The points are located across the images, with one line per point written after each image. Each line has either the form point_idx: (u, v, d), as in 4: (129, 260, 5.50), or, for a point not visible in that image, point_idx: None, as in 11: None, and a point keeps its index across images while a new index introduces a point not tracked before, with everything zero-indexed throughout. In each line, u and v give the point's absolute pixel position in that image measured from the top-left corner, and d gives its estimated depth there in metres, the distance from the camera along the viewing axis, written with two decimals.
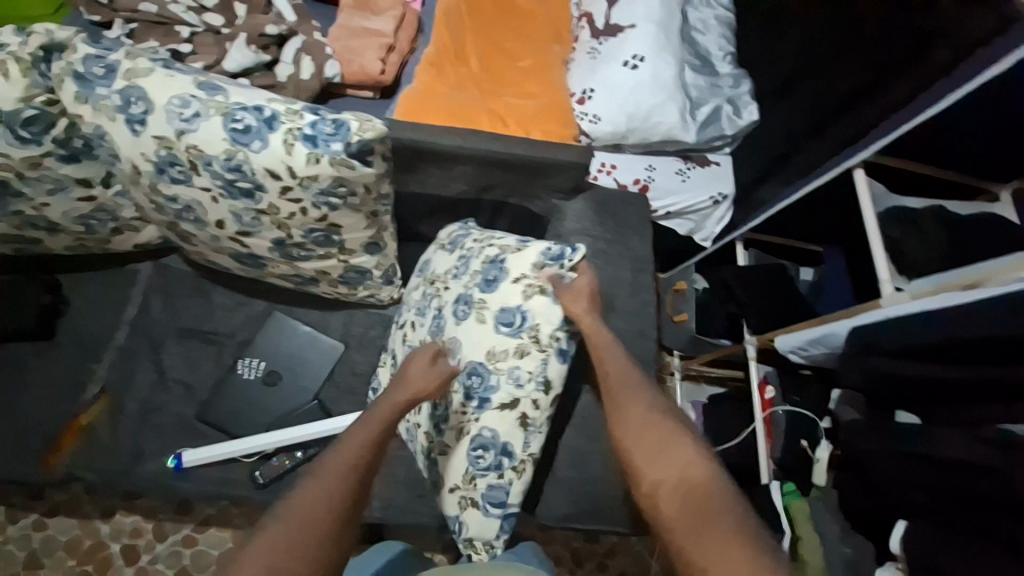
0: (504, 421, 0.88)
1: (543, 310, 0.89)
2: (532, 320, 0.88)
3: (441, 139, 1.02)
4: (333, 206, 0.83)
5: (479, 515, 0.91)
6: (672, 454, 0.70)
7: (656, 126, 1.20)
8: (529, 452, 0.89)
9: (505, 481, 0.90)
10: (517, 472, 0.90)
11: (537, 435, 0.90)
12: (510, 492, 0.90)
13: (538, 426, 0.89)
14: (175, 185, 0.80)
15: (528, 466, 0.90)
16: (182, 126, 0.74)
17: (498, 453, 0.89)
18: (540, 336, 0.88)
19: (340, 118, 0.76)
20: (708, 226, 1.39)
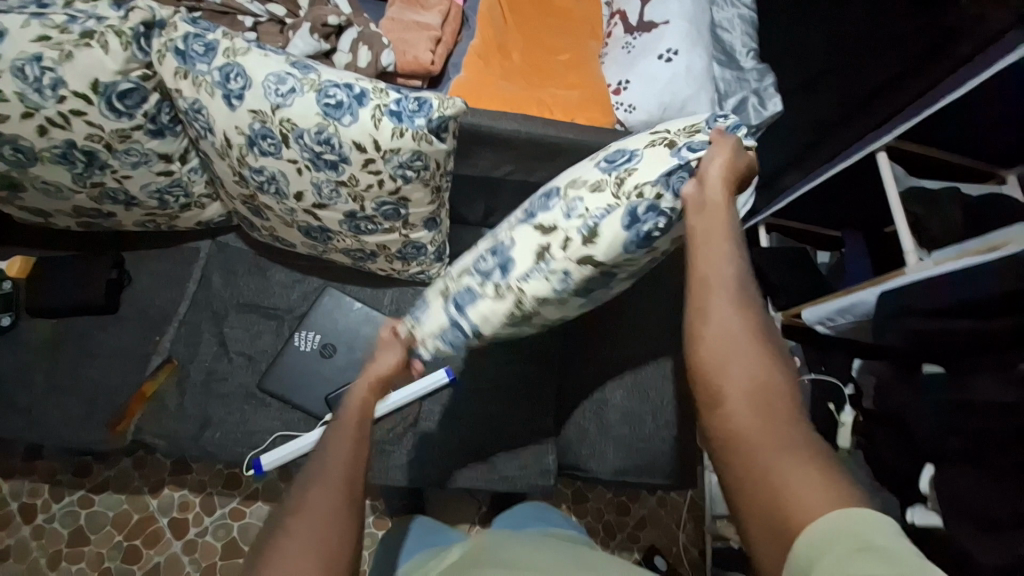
0: (529, 239, 0.83)
1: (653, 161, 0.78)
2: (636, 163, 0.79)
3: (498, 123, 1.10)
4: (408, 179, 0.88)
5: (442, 306, 0.89)
6: (759, 374, 0.59)
7: (690, 114, 1.28)
8: (523, 282, 0.83)
9: (481, 293, 0.86)
10: (495, 294, 0.85)
11: (541, 275, 0.82)
12: (480, 307, 0.86)
13: (549, 267, 0.81)
14: (264, 156, 0.85)
15: (508, 296, 0.84)
16: (278, 101, 0.81)
17: (499, 265, 0.85)
18: (627, 182, 0.78)
19: (422, 96, 0.82)
20: None
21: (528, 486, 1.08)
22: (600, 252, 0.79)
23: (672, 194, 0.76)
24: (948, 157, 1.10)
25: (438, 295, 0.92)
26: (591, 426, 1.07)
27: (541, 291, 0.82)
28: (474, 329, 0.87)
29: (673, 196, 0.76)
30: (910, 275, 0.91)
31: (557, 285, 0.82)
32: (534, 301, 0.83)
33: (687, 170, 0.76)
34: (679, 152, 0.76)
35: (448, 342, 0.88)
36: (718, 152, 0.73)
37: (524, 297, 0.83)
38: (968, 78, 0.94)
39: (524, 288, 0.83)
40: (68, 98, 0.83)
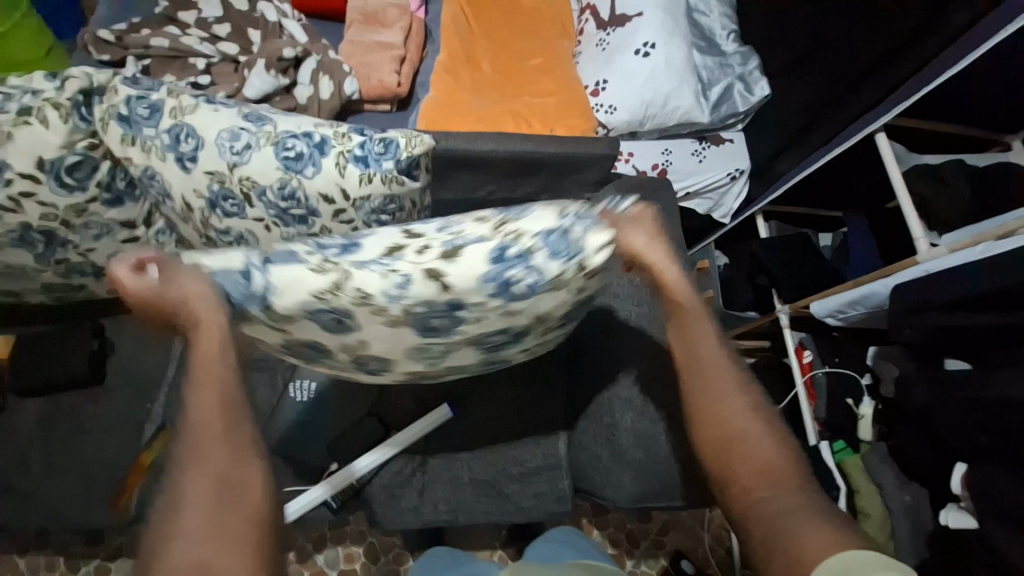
0: (388, 234, 0.65)
1: (543, 213, 0.65)
2: (525, 209, 0.63)
3: (473, 144, 1.05)
4: (383, 223, 0.83)
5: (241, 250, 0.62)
6: (751, 450, 0.64)
7: (673, 109, 1.23)
8: (353, 268, 0.62)
9: (302, 257, 0.62)
10: (316, 266, 0.61)
11: (377, 270, 0.62)
12: (286, 272, 0.61)
13: (392, 265, 0.62)
14: (229, 218, 0.80)
15: (332, 274, 0.61)
16: (234, 159, 0.75)
17: (342, 240, 0.63)
18: (510, 220, 0.63)
19: (387, 137, 0.77)
20: (727, 202, 1.40)
21: (546, 514, 1.06)
22: (453, 274, 0.61)
23: (549, 253, 0.61)
24: (948, 128, 1.04)
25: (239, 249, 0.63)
26: (604, 452, 1.03)
27: (367, 292, 0.62)
28: (263, 301, 0.62)
29: (547, 255, 0.61)
30: (923, 266, 0.87)
31: (390, 292, 0.62)
32: (356, 296, 0.62)
33: (565, 234, 0.61)
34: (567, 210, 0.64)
35: (245, 296, 0.61)
36: (635, 226, 0.70)
37: (346, 284, 0.61)
38: (970, 49, 0.86)
39: (353, 274, 0.61)
40: (16, 181, 0.79)
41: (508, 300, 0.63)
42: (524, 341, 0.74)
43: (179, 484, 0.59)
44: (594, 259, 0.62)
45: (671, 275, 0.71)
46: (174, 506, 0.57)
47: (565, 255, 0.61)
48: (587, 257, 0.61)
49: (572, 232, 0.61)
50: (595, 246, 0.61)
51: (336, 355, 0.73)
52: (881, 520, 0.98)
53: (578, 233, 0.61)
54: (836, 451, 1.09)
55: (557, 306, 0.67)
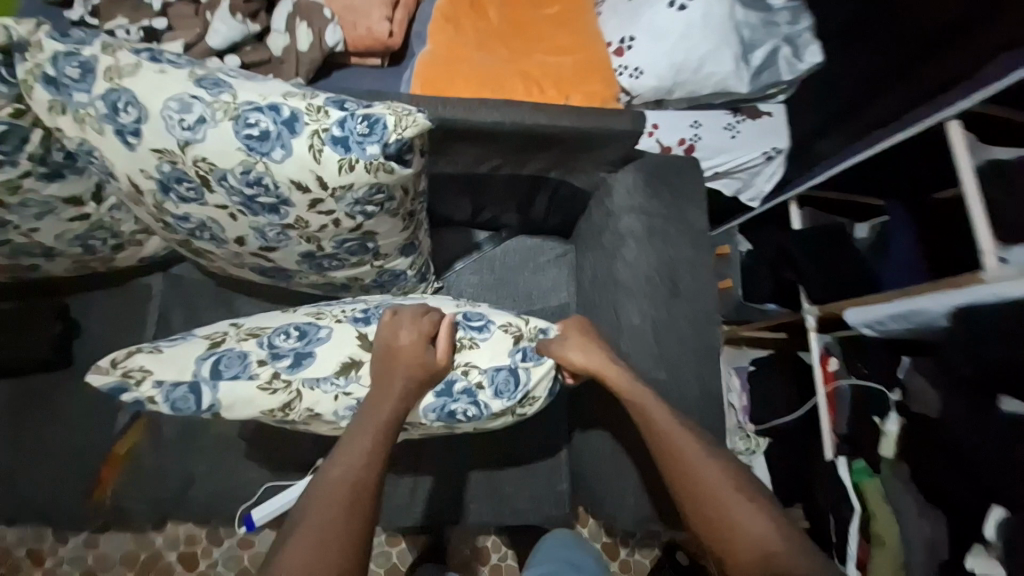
0: (343, 346, 0.84)
1: (496, 343, 0.86)
2: (483, 338, 0.86)
3: (475, 115, 0.90)
4: (369, 214, 0.71)
5: (194, 359, 0.80)
6: (747, 513, 0.70)
7: (709, 76, 1.05)
8: (305, 387, 0.82)
9: (252, 373, 0.80)
10: (266, 384, 0.80)
11: (330, 392, 0.83)
12: (233, 385, 0.80)
13: (345, 387, 0.83)
14: (185, 203, 0.67)
15: (281, 394, 0.81)
16: (185, 136, 0.60)
17: (293, 353, 0.82)
18: (465, 353, 0.86)
19: (372, 113, 0.62)
20: (757, 184, 1.27)
21: (542, 518, 1.03)
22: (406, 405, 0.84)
23: (494, 390, 0.85)
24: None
25: (200, 351, 0.81)
26: (607, 464, 0.95)
27: (316, 410, 0.83)
28: (211, 412, 0.79)
29: (493, 392, 0.84)
30: (984, 291, 0.81)
31: (339, 412, 0.84)
32: (304, 412, 0.83)
33: (514, 374, 0.85)
34: (515, 353, 0.86)
35: (177, 409, 0.78)
36: (575, 347, 0.87)
37: (296, 404, 0.81)
38: None
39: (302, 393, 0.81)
40: None
41: (461, 419, 0.85)
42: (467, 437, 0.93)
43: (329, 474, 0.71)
44: (534, 389, 0.86)
45: (627, 384, 0.83)
46: (323, 499, 0.68)
47: (510, 391, 0.85)
48: (531, 389, 0.86)
49: (521, 371, 0.85)
50: (536, 378, 0.86)
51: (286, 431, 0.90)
52: (895, 550, 0.96)
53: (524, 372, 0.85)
54: (853, 471, 1.05)
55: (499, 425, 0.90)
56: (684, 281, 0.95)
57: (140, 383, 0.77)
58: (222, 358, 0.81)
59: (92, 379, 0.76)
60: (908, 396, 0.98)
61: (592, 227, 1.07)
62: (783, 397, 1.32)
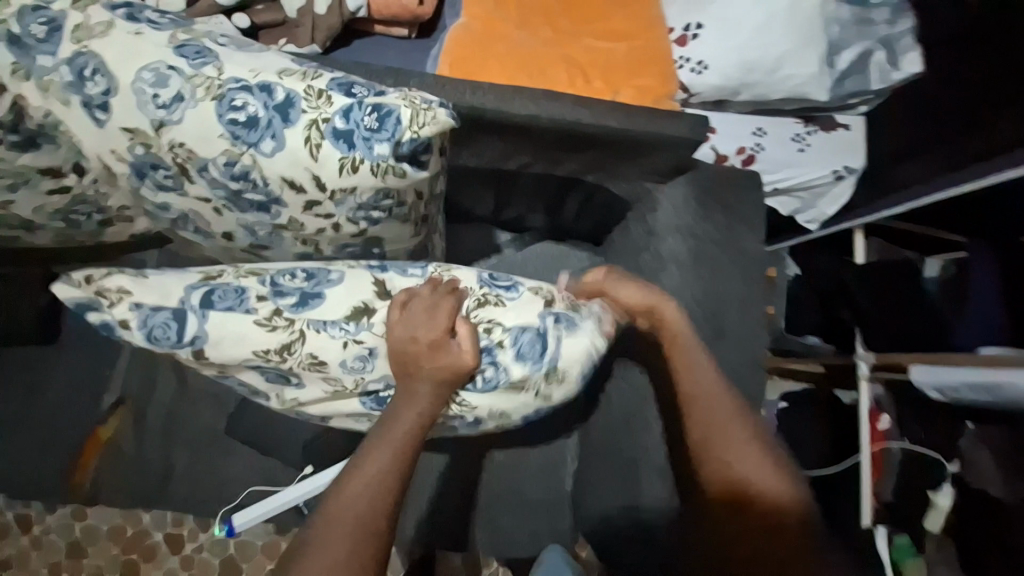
0: (359, 288, 0.67)
1: (525, 306, 0.70)
2: (511, 297, 0.70)
3: (509, 107, 0.77)
4: (374, 219, 0.60)
5: (187, 285, 0.63)
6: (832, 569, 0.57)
7: (785, 79, 0.90)
8: (310, 329, 0.65)
9: (250, 307, 0.63)
10: (265, 321, 0.64)
11: (338, 337, 0.66)
12: (222, 323, 0.62)
13: (356, 334, 0.66)
14: (162, 192, 0.57)
15: (283, 333, 0.64)
16: (159, 116, 0.50)
17: (299, 291, 0.65)
18: (487, 309, 0.69)
19: (383, 103, 0.51)
20: (819, 206, 1.11)
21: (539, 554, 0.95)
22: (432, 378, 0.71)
23: (515, 353, 0.69)
24: None
25: (192, 279, 0.64)
26: None
27: (321, 357, 0.66)
28: (194, 346, 0.62)
29: (515, 355, 0.68)
30: None
31: (348, 363, 0.67)
32: (306, 359, 0.66)
33: (541, 339, 0.69)
34: (545, 317, 0.69)
35: (155, 339, 0.62)
36: (621, 283, 0.74)
37: (299, 347, 0.65)
38: None
39: (307, 336, 0.65)
40: None
41: (471, 387, 0.70)
42: (486, 427, 0.76)
43: (340, 490, 0.60)
44: (564, 362, 0.69)
45: (693, 361, 0.70)
46: (330, 521, 0.57)
47: (537, 355, 0.69)
48: (557, 362, 0.69)
49: (550, 337, 0.69)
50: (566, 352, 0.70)
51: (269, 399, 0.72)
52: None
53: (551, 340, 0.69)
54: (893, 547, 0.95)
55: (512, 411, 0.73)
56: (728, 317, 0.83)
57: (117, 304, 0.61)
58: (216, 290, 0.63)
59: (58, 290, 0.60)
60: (965, 469, 0.90)
61: (627, 241, 0.93)
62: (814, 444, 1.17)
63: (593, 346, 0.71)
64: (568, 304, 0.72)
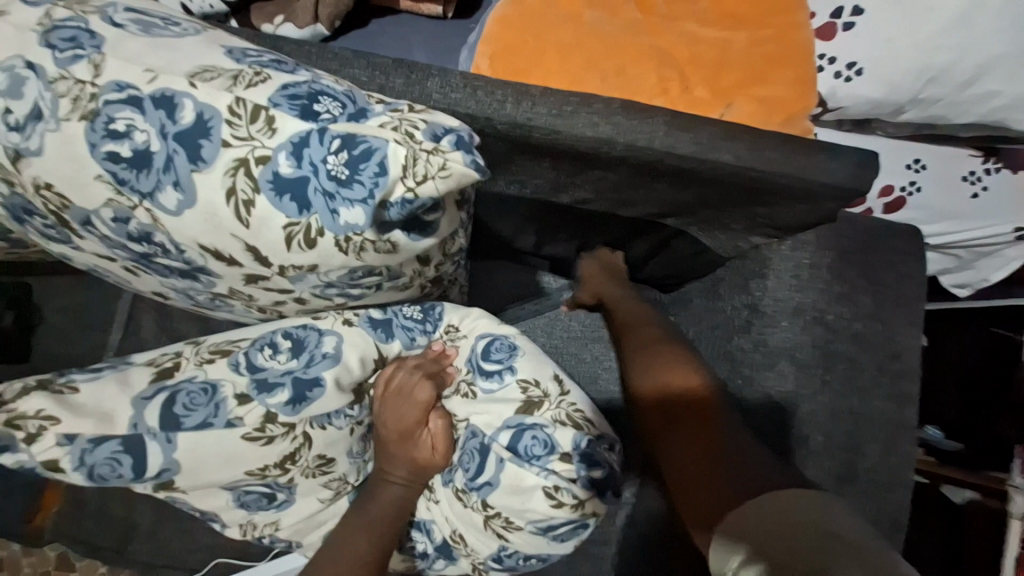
0: (365, 360, 0.45)
1: (493, 406, 0.48)
2: (489, 386, 0.48)
3: (573, 122, 0.54)
4: (355, 296, 0.40)
5: (135, 398, 0.41)
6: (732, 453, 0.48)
7: (982, 98, 0.62)
8: (314, 428, 0.44)
9: (231, 416, 0.41)
10: (256, 429, 0.42)
11: (345, 427, 0.46)
12: (200, 445, 0.41)
13: (364, 417, 0.47)
14: (54, 244, 0.39)
15: (282, 440, 0.43)
16: (11, 142, 0.31)
17: (295, 380, 0.43)
18: (453, 400, 0.50)
19: (357, 134, 0.29)
20: (981, 271, 0.80)
21: None
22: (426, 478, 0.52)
23: (461, 463, 0.48)
24: None
25: (141, 385, 0.42)
26: None
27: (332, 454, 0.47)
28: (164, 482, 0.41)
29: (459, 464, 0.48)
30: None
31: (357, 451, 0.48)
32: (317, 461, 0.46)
33: (484, 454, 0.47)
34: (504, 427, 0.47)
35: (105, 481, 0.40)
36: (595, 279, 0.73)
37: (306, 454, 0.44)
38: None
39: (314, 436, 0.44)
40: None
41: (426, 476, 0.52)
42: (459, 565, 0.51)
43: None
44: (498, 500, 0.46)
45: (629, 315, 0.67)
46: None
47: (467, 471, 0.48)
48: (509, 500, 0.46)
49: (493, 455, 0.47)
50: (519, 490, 0.46)
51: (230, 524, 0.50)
52: None
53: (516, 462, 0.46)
54: None
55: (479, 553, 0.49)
56: (864, 449, 0.58)
57: (38, 440, 0.39)
58: (179, 395, 0.42)
59: None
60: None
61: (711, 312, 0.69)
62: None
63: (540, 504, 0.45)
64: (556, 418, 0.47)
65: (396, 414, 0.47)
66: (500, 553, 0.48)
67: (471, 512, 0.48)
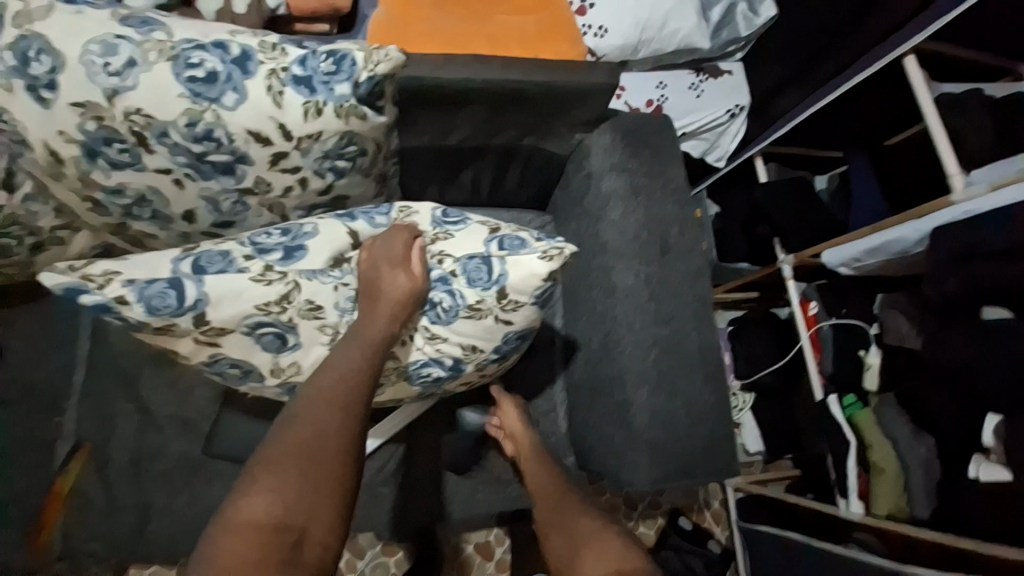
0: (334, 237, 0.71)
1: (469, 236, 0.77)
2: (459, 229, 0.78)
3: (444, 72, 0.83)
4: (340, 171, 0.62)
5: (169, 258, 0.62)
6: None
7: (674, 31, 1.05)
8: (302, 278, 0.68)
9: (240, 268, 0.65)
10: (259, 276, 0.65)
11: (330, 283, 0.70)
12: (221, 283, 0.63)
13: (343, 278, 0.71)
14: (118, 171, 0.57)
15: (278, 285, 0.66)
16: (113, 83, 0.52)
17: (283, 245, 0.67)
18: (438, 243, 0.77)
19: (337, 49, 0.56)
20: (723, 144, 1.27)
21: None
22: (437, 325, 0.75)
23: (467, 279, 0.74)
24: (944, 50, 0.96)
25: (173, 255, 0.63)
26: (618, 435, 0.88)
27: (317, 302, 0.69)
28: (196, 311, 0.62)
29: (467, 281, 0.73)
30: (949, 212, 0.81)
31: (340, 304, 0.71)
32: (304, 305, 0.68)
33: (487, 262, 0.73)
34: (487, 243, 0.75)
35: (154, 309, 0.59)
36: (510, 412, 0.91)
37: (295, 295, 0.67)
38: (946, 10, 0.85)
39: (301, 284, 0.67)
40: None
41: (438, 320, 0.75)
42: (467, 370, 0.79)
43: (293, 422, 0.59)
44: (510, 284, 0.72)
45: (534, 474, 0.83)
46: (282, 450, 0.57)
47: (480, 284, 0.73)
48: (504, 286, 0.73)
49: (494, 260, 0.73)
50: (512, 274, 0.72)
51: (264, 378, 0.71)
52: (895, 473, 0.98)
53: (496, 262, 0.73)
54: (845, 405, 1.06)
55: (484, 340, 0.76)
56: (674, 238, 0.93)
57: (106, 286, 0.58)
58: (200, 260, 0.64)
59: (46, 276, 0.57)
60: (885, 332, 1.05)
61: (569, 192, 1.02)
62: (760, 351, 1.40)
63: (537, 269, 0.71)
64: (517, 231, 0.76)
65: (388, 269, 0.70)
66: (501, 341, 0.77)
67: (483, 318, 0.74)
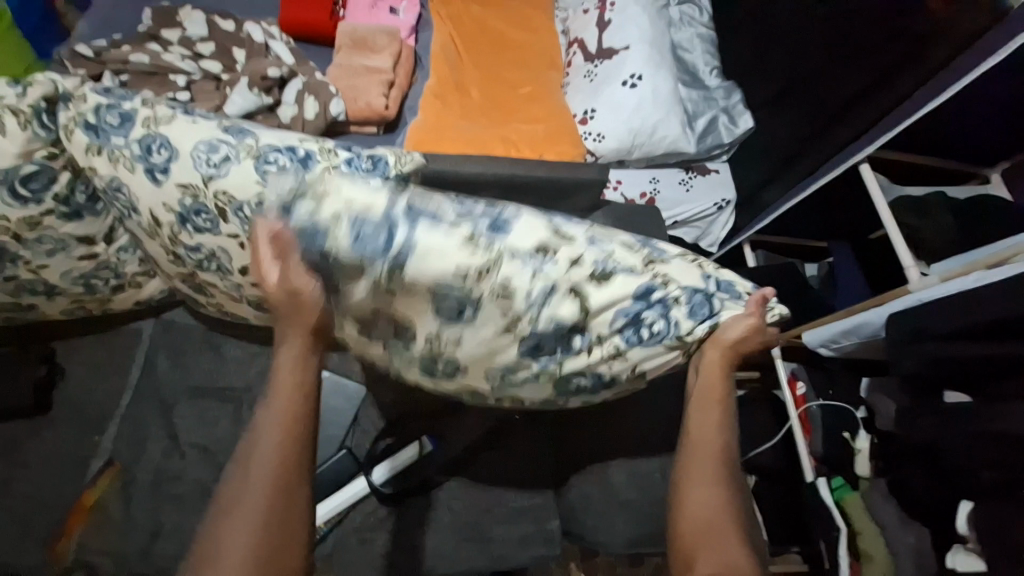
0: (536, 230, 0.73)
1: (682, 268, 0.76)
2: (669, 258, 0.77)
3: (462, 167, 1.01)
4: None
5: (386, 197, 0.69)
6: (727, 552, 0.68)
7: (662, 137, 1.23)
8: (506, 254, 0.71)
9: (450, 228, 0.70)
10: (467, 240, 0.69)
11: (529, 268, 0.72)
12: (432, 240, 0.68)
13: (542, 265, 0.72)
14: (199, 234, 0.74)
15: (482, 254, 0.70)
16: (210, 171, 0.70)
17: (493, 218, 0.71)
18: (658, 266, 0.76)
19: (375, 154, 0.76)
20: (713, 232, 1.42)
21: (532, 561, 0.98)
22: (623, 342, 0.76)
23: (688, 309, 0.74)
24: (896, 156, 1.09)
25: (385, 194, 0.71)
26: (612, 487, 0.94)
27: (512, 283, 0.71)
28: (398, 257, 0.68)
29: (688, 311, 0.74)
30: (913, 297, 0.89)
31: (533, 292, 0.72)
32: (500, 283, 0.71)
33: (708, 298, 0.75)
34: (706, 278, 0.76)
35: (362, 242, 0.67)
36: (735, 324, 0.74)
37: (495, 270, 0.70)
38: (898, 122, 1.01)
39: (506, 258, 0.71)
40: None
41: (636, 341, 0.76)
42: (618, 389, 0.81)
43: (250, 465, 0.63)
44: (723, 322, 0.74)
45: (711, 401, 0.75)
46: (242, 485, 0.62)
47: (701, 319, 0.74)
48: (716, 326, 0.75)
49: (715, 299, 0.75)
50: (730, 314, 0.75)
51: (415, 343, 0.77)
52: (885, 563, 0.96)
53: (717, 303, 0.75)
54: (834, 488, 1.07)
55: (660, 367, 0.78)
56: None
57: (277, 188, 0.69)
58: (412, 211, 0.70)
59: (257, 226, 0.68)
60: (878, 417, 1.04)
61: None
62: (759, 430, 1.40)
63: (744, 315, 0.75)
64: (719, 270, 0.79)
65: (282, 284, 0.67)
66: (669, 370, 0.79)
67: (676, 352, 0.76)
